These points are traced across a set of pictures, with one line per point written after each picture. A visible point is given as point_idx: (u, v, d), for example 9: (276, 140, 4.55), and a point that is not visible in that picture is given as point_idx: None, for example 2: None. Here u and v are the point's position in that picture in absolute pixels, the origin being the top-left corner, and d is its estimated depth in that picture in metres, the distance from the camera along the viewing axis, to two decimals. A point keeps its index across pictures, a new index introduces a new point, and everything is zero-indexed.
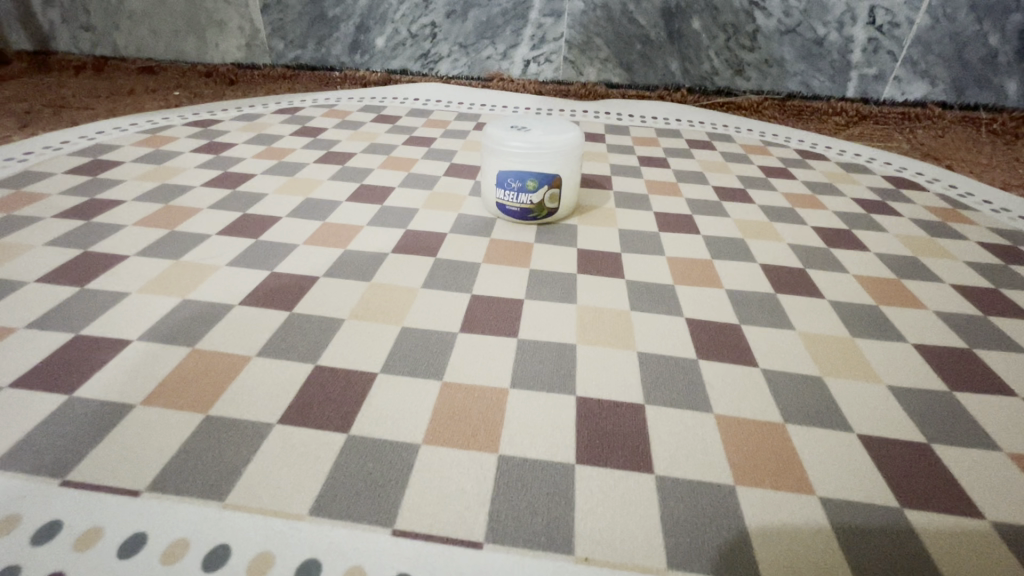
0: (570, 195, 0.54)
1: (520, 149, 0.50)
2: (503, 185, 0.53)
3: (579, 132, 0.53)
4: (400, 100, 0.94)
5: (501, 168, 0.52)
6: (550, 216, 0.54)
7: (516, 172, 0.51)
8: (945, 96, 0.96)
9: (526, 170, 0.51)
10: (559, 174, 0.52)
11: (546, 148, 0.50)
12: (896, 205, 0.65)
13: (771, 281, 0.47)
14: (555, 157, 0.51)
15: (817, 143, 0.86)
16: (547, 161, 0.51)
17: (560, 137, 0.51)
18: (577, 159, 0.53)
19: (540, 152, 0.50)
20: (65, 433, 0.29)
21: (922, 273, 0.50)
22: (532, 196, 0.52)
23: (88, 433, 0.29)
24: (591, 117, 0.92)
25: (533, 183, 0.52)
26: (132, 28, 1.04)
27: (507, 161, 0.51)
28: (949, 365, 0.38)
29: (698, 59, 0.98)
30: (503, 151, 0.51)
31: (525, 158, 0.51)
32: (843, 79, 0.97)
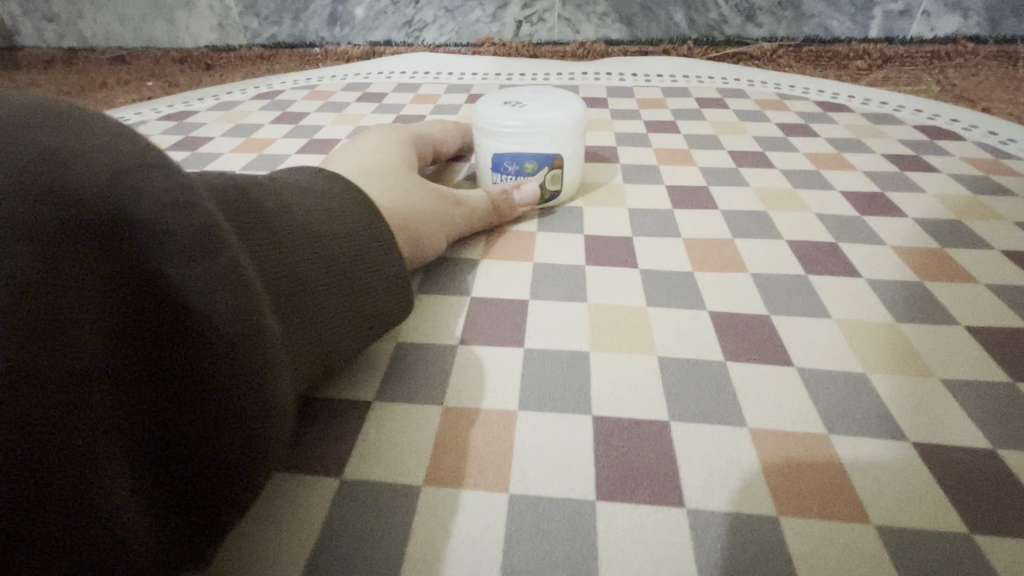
0: (574, 176, 0.50)
1: (515, 129, 0.45)
2: (500, 170, 0.48)
3: (580, 105, 0.47)
4: (386, 74, 0.88)
5: (496, 151, 0.47)
6: (554, 200, 0.50)
7: (513, 155, 0.47)
8: (979, 29, 0.88)
9: (524, 152, 0.46)
10: (561, 154, 0.47)
11: (545, 126, 0.45)
12: (933, 159, 0.59)
13: (800, 260, 0.43)
14: (554, 134, 0.46)
15: (839, 93, 0.79)
16: (547, 140, 0.46)
17: (560, 112, 0.46)
18: (579, 135, 0.48)
19: (537, 131, 0.45)
20: (329, 406, 0.31)
21: (969, 239, 0.45)
22: (532, 179, 0.48)
23: (340, 408, 0.31)
24: (592, 79, 0.86)
25: (531, 165, 0.47)
26: (96, 15, 0.99)
27: (503, 144, 0.46)
28: (1007, 347, 0.34)
29: (704, 7, 0.90)
30: (497, 133, 0.46)
31: (522, 138, 0.46)
32: (866, 17, 0.89)
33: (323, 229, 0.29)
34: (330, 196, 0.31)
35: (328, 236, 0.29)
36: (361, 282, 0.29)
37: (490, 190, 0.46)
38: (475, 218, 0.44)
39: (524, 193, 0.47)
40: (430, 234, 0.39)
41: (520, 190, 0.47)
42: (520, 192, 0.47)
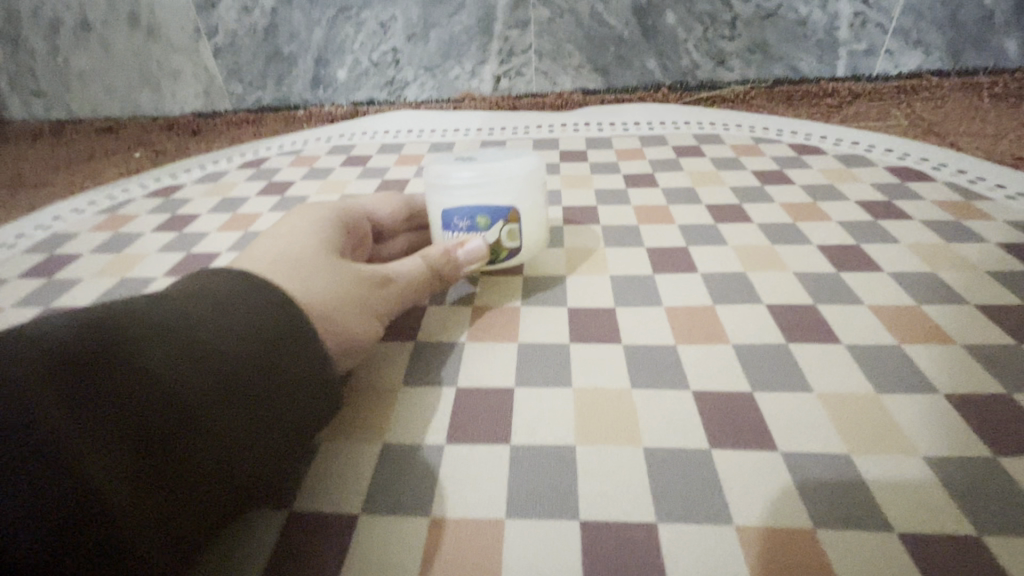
0: (532, 235, 0.50)
1: (463, 183, 0.46)
2: (451, 226, 0.48)
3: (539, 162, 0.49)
4: (369, 134, 0.90)
5: (442, 206, 0.47)
6: (511, 254, 0.49)
7: (462, 208, 0.47)
8: (942, 63, 0.91)
9: (474, 206, 0.46)
10: (512, 207, 0.47)
11: (494, 179, 0.46)
12: (905, 205, 0.61)
13: (781, 327, 0.43)
14: (504, 186, 0.47)
15: (811, 134, 0.82)
16: (495, 190, 0.47)
17: (508, 166, 0.47)
18: (532, 189, 0.48)
19: (487, 184, 0.46)
20: (312, 521, 0.31)
21: (944, 294, 0.46)
22: (485, 233, 0.48)
23: (324, 522, 0.31)
24: (571, 130, 0.88)
25: (482, 219, 0.47)
26: (83, 88, 1.01)
27: (449, 198, 0.47)
28: (987, 416, 0.35)
29: (676, 55, 0.92)
30: (445, 185, 0.47)
31: (470, 189, 0.46)
32: (832, 57, 0.91)
33: (222, 333, 0.28)
34: (240, 294, 0.31)
35: (228, 339, 0.28)
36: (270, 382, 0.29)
37: (430, 254, 0.44)
38: (410, 294, 0.42)
39: (470, 249, 0.46)
40: (354, 322, 0.36)
41: (462, 246, 0.45)
42: (464, 249, 0.45)
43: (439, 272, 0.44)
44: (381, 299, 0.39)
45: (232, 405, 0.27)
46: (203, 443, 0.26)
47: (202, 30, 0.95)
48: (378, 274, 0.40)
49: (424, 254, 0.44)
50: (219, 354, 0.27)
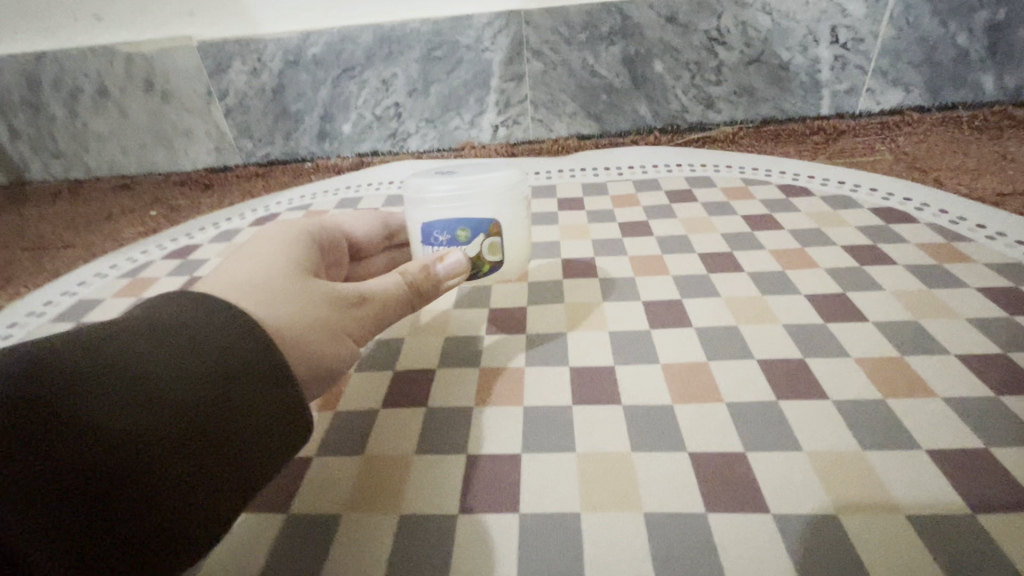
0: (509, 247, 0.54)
1: (443, 200, 0.51)
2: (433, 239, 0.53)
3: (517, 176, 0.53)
4: (375, 185, 0.94)
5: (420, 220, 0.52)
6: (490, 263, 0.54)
7: (442, 222, 0.51)
8: (921, 99, 0.94)
9: (453, 221, 0.51)
10: (488, 220, 0.52)
11: (471, 195, 0.51)
12: (889, 249, 0.63)
13: (772, 383, 0.46)
14: (480, 199, 0.51)
15: (800, 173, 0.85)
16: (471, 204, 0.51)
17: (485, 182, 0.51)
18: (508, 203, 0.52)
19: (464, 200, 0.51)
20: None
21: (926, 344, 0.48)
22: (465, 245, 0.52)
23: None
24: (568, 176, 0.91)
25: (461, 231, 0.51)
26: (101, 148, 1.06)
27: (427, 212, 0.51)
28: (967, 474, 0.37)
29: (666, 100, 0.96)
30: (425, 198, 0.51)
31: (447, 202, 0.51)
32: (816, 98, 0.95)
33: (196, 356, 0.29)
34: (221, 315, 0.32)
35: (202, 363, 0.29)
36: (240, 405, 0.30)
37: (408, 271, 0.47)
38: (387, 309, 0.45)
39: (449, 263, 0.49)
40: (324, 342, 0.39)
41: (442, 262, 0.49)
42: (443, 264, 0.49)
43: (418, 288, 0.47)
44: (355, 315, 0.42)
45: (197, 437, 0.28)
46: (169, 469, 0.26)
47: (213, 92, 0.99)
48: (354, 291, 0.43)
49: (403, 270, 0.47)
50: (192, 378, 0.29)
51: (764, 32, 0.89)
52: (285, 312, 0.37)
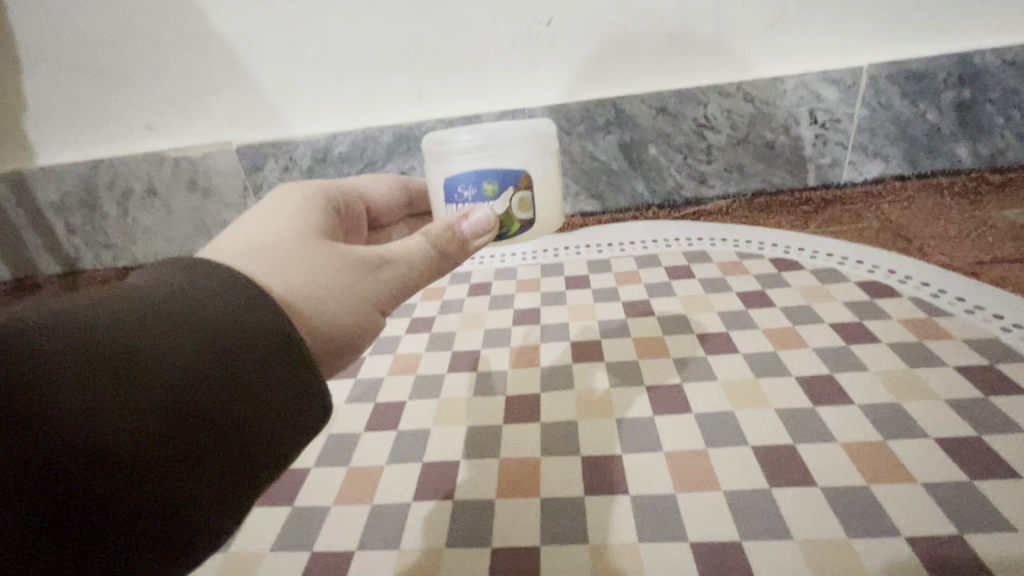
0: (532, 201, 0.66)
1: (477, 157, 0.64)
2: (465, 192, 0.64)
3: (534, 135, 0.67)
4: None
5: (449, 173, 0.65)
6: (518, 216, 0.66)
7: (475, 177, 0.64)
8: (901, 169, 1.01)
9: (485, 176, 0.64)
10: (515, 172, 0.65)
11: (499, 154, 0.64)
12: (873, 326, 0.68)
13: (765, 471, 0.50)
14: (501, 150, 0.65)
15: (790, 245, 0.91)
16: (494, 155, 0.64)
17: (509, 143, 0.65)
18: (528, 158, 0.65)
19: (495, 157, 0.64)
20: None
21: (906, 426, 0.53)
22: (496, 195, 0.64)
23: None
24: (574, 253, 0.99)
25: (493, 184, 0.64)
26: (146, 240, 1.17)
27: (455, 164, 0.64)
28: (942, 560, 0.41)
29: (661, 179, 1.04)
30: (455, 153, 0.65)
31: (473, 153, 0.65)
32: (802, 171, 1.02)
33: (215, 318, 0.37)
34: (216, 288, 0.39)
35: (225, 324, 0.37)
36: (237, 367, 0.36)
37: (433, 230, 0.56)
38: (412, 261, 0.54)
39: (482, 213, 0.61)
40: (344, 299, 0.48)
41: (467, 219, 0.59)
42: (477, 215, 0.60)
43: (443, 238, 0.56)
44: (377, 272, 0.51)
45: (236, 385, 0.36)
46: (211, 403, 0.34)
47: (249, 188, 1.10)
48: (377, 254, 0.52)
49: (428, 229, 0.57)
50: (189, 342, 0.35)
51: (748, 117, 0.98)
52: (303, 273, 0.46)
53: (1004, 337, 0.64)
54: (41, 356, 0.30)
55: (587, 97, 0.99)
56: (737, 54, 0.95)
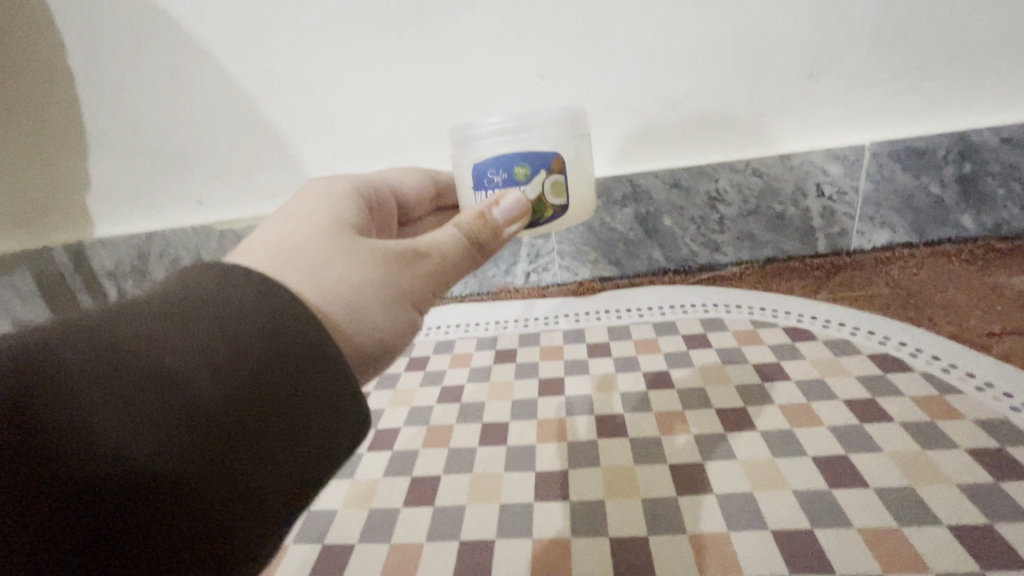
0: (561, 184, 0.74)
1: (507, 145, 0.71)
2: (497, 178, 0.72)
3: (562, 116, 0.74)
4: (425, 332, 1.08)
5: (481, 158, 0.72)
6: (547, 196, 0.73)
7: (507, 162, 0.71)
8: (909, 237, 1.05)
9: (516, 159, 0.71)
10: (542, 153, 0.72)
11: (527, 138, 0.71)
12: (885, 403, 0.72)
13: (785, 556, 0.53)
14: (532, 130, 0.72)
15: (803, 314, 0.95)
16: (524, 136, 0.72)
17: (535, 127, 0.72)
18: (552, 142, 0.73)
19: (523, 142, 0.71)
20: None
21: (920, 512, 0.56)
22: (526, 177, 0.72)
23: None
24: (595, 318, 1.04)
25: (523, 168, 0.71)
26: None
27: (487, 149, 0.72)
28: None
29: (677, 247, 1.10)
30: (487, 136, 0.73)
31: (505, 135, 0.72)
32: (812, 239, 1.07)
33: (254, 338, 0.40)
34: (252, 311, 0.41)
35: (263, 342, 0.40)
36: (278, 380, 0.40)
37: (464, 224, 0.65)
38: (446, 249, 0.62)
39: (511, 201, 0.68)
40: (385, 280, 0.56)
41: (499, 206, 0.67)
42: (507, 203, 0.67)
43: (475, 228, 0.65)
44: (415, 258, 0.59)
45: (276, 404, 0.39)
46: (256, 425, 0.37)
47: None
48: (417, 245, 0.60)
49: (461, 224, 0.65)
50: (227, 358, 0.38)
51: (758, 191, 1.04)
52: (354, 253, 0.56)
53: (1013, 417, 0.66)
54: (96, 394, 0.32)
55: (604, 173, 1.06)
56: (762, 131, 1.01)
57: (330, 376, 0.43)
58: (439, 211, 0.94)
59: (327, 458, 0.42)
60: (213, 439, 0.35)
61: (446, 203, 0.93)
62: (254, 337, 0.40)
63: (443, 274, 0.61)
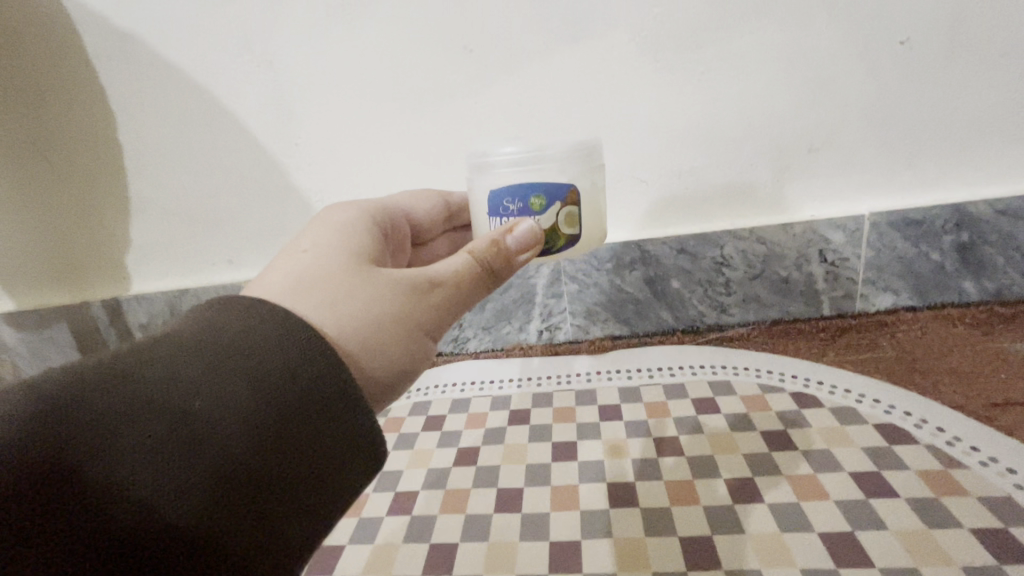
0: (575, 216, 0.76)
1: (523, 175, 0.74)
2: (509, 208, 0.74)
3: (577, 149, 0.76)
4: (441, 388, 1.12)
5: (497, 185, 0.75)
6: (561, 225, 0.75)
7: (520, 192, 0.74)
8: (912, 301, 1.08)
9: (530, 189, 0.73)
10: (558, 186, 0.74)
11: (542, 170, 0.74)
12: (891, 476, 0.74)
13: None
14: (547, 162, 0.74)
15: (810, 378, 0.98)
16: (539, 167, 0.74)
17: (551, 160, 0.74)
18: (567, 175, 0.75)
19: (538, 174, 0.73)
20: None
21: None
22: (540, 207, 0.74)
23: None
24: (606, 379, 1.07)
25: (537, 198, 0.74)
26: None
27: (502, 178, 0.74)
28: None
29: (685, 308, 1.14)
30: (502, 165, 0.75)
31: (520, 165, 0.74)
32: (817, 302, 1.11)
33: (268, 378, 0.47)
34: (219, 336, 0.49)
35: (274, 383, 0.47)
36: (287, 418, 0.47)
37: (477, 250, 0.67)
38: (458, 277, 0.65)
39: (524, 229, 0.70)
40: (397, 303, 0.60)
41: (512, 233, 0.69)
42: (520, 232, 0.70)
43: (489, 255, 0.67)
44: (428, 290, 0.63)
45: (283, 434, 0.46)
46: (263, 448, 0.45)
47: None
48: (429, 275, 0.63)
49: (473, 248, 0.67)
50: (242, 396, 0.46)
51: (762, 256, 1.08)
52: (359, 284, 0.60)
53: (1017, 495, 0.68)
54: (137, 421, 0.41)
55: (614, 238, 1.12)
56: (762, 198, 1.06)
57: (334, 413, 0.50)
58: (451, 230, 1.00)
59: (328, 488, 0.48)
60: (224, 466, 0.42)
61: (457, 222, 0.98)
62: (270, 380, 0.47)
63: (455, 301, 0.65)
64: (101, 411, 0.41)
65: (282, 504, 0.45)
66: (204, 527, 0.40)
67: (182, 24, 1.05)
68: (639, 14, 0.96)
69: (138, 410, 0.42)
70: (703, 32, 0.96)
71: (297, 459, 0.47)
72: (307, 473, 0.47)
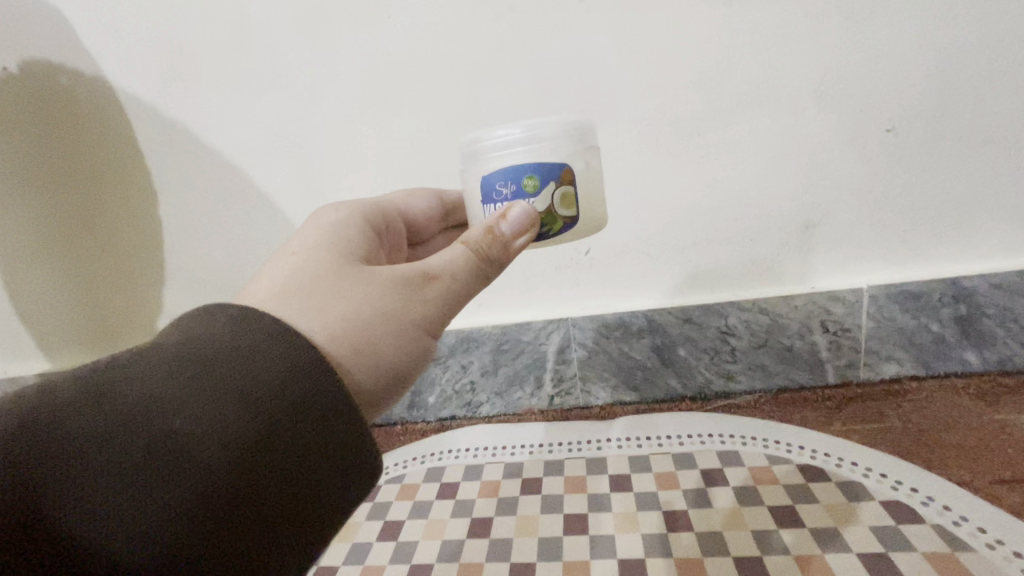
0: (571, 196, 0.76)
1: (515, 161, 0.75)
2: (504, 192, 0.76)
3: (567, 127, 0.77)
4: (455, 453, 1.15)
5: (490, 172, 0.77)
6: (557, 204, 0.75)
7: (514, 175, 0.75)
8: (916, 369, 1.10)
9: (523, 170, 0.74)
10: (550, 165, 0.75)
11: (534, 154, 0.75)
12: (898, 558, 0.75)
13: None
14: (537, 144, 0.75)
15: (816, 449, 1.00)
16: (530, 150, 0.75)
17: (541, 142, 0.75)
18: (559, 154, 0.76)
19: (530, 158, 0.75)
20: None
21: None
22: (535, 184, 0.75)
23: None
24: (616, 446, 1.10)
25: (530, 178, 0.74)
26: None
27: (495, 165, 0.76)
28: None
29: (692, 374, 1.17)
30: (494, 149, 0.77)
31: (512, 148, 0.76)
32: (822, 370, 1.13)
33: (260, 398, 0.52)
34: (202, 355, 0.53)
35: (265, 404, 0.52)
36: (276, 437, 0.51)
37: (473, 239, 0.71)
38: (455, 266, 0.70)
39: (519, 213, 0.72)
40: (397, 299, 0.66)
41: (506, 219, 0.72)
42: (513, 217, 0.72)
43: (485, 242, 0.71)
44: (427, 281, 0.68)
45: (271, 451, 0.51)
46: (253, 464, 0.49)
47: None
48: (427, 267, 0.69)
49: (468, 238, 0.72)
50: (233, 415, 0.50)
51: (766, 326, 1.12)
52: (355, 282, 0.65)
53: None
54: (139, 436, 0.46)
55: (621, 307, 1.17)
56: (762, 271, 1.11)
57: (319, 434, 0.54)
58: (448, 228, 1.04)
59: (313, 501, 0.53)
60: (216, 481, 0.47)
61: (454, 219, 1.03)
62: (261, 401, 0.52)
63: (452, 291, 0.69)
64: (84, 434, 0.45)
65: (269, 514, 0.50)
66: (198, 533, 0.45)
67: (223, 114, 1.15)
68: (640, 106, 1.04)
69: (123, 434, 0.46)
70: (702, 122, 1.04)
71: (273, 468, 0.51)
72: (284, 481, 0.51)
